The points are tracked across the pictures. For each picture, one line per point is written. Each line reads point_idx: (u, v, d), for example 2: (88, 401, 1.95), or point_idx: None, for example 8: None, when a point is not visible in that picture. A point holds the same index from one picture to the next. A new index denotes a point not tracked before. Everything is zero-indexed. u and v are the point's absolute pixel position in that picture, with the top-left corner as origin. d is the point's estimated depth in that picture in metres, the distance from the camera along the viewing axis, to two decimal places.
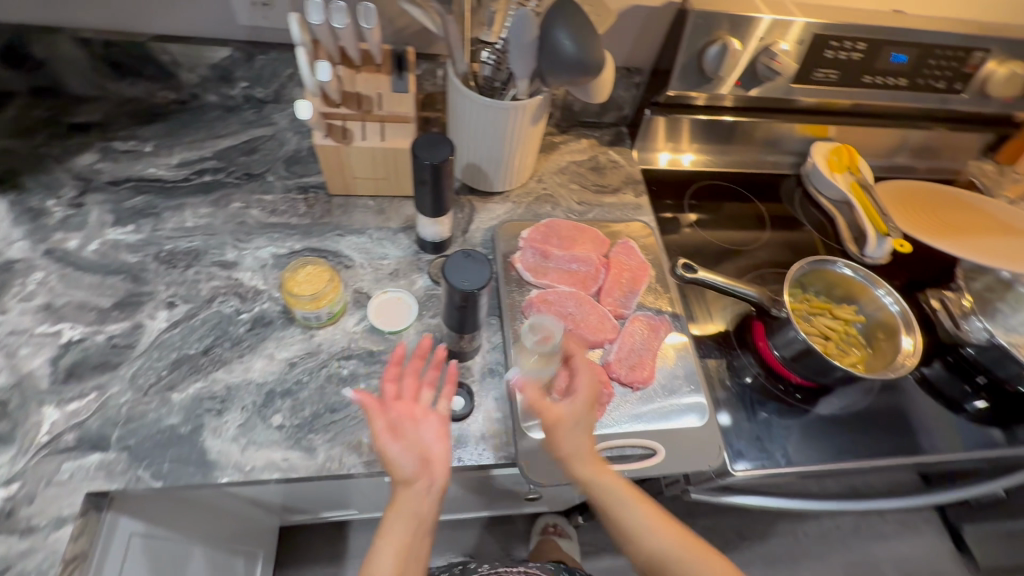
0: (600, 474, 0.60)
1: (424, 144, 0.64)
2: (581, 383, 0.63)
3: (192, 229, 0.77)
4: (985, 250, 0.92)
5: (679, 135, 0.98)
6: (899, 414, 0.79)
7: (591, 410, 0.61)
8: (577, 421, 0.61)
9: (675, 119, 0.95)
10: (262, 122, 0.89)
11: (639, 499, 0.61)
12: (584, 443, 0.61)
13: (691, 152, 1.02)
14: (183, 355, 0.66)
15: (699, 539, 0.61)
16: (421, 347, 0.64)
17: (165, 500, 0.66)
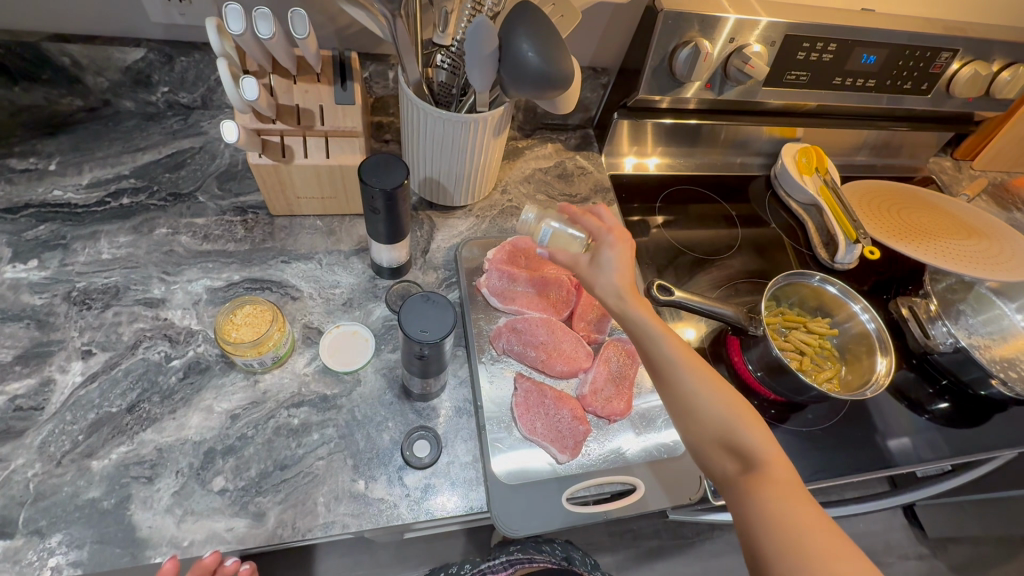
0: (634, 309, 0.54)
1: (373, 168, 0.57)
2: (590, 221, 0.59)
3: (110, 261, 0.68)
4: (953, 254, 0.89)
5: (644, 138, 0.94)
6: (869, 425, 0.79)
7: (613, 237, 0.57)
8: (615, 246, 0.56)
9: (640, 123, 0.91)
10: (189, 132, 0.79)
11: (688, 356, 0.52)
12: (625, 273, 0.55)
13: (656, 155, 0.98)
14: (104, 414, 0.58)
15: (751, 414, 0.51)
16: (201, 565, 0.50)
17: None
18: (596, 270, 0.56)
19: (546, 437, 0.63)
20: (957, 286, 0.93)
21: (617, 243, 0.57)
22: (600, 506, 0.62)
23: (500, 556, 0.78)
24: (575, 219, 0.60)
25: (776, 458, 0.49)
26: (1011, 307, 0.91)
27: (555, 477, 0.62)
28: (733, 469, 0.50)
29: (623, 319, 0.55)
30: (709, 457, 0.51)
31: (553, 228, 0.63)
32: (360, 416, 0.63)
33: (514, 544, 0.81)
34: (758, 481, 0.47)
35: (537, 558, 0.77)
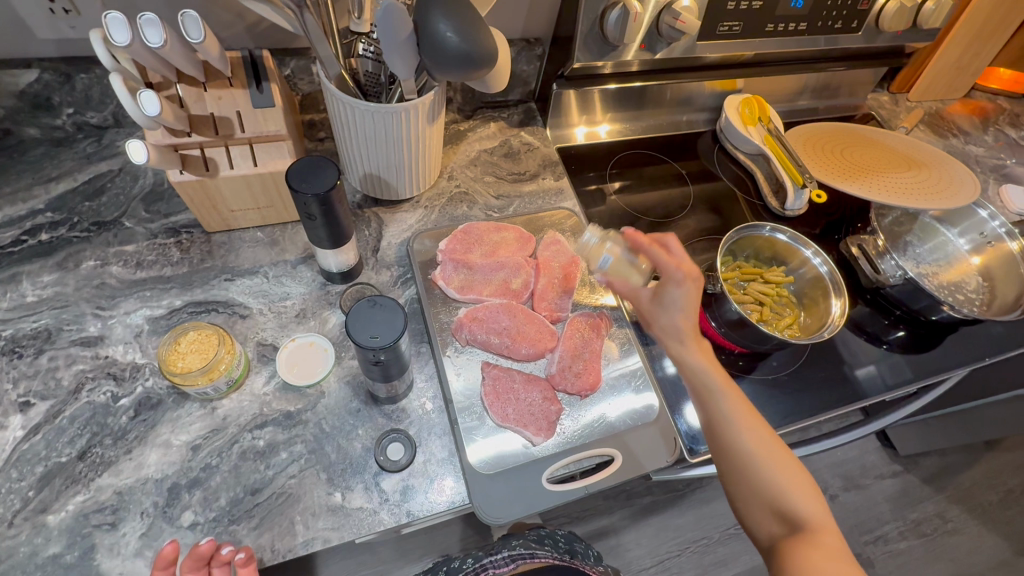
0: (695, 356, 0.54)
1: (302, 173, 0.54)
2: (658, 253, 0.53)
3: (36, 303, 0.63)
4: (897, 188, 0.91)
5: (591, 106, 0.93)
6: (832, 364, 0.82)
7: (682, 274, 0.52)
8: (684, 286, 0.53)
9: (583, 91, 0.89)
10: (105, 154, 0.74)
11: (749, 419, 0.52)
12: (689, 316, 0.54)
13: (606, 122, 0.97)
14: (53, 466, 0.55)
15: (807, 483, 0.51)
16: (197, 552, 0.51)
17: None
18: (660, 309, 0.55)
19: (519, 422, 0.62)
20: (903, 218, 0.96)
21: (686, 281, 0.53)
22: (580, 482, 0.62)
23: (502, 552, 0.79)
24: (640, 249, 0.54)
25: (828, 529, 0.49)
26: (954, 233, 0.94)
27: (532, 460, 0.62)
28: (778, 533, 0.50)
29: (682, 365, 0.55)
30: (755, 519, 0.52)
31: (612, 256, 0.60)
32: (329, 428, 0.61)
33: (517, 539, 0.82)
34: (805, 548, 0.48)
35: (540, 553, 0.79)
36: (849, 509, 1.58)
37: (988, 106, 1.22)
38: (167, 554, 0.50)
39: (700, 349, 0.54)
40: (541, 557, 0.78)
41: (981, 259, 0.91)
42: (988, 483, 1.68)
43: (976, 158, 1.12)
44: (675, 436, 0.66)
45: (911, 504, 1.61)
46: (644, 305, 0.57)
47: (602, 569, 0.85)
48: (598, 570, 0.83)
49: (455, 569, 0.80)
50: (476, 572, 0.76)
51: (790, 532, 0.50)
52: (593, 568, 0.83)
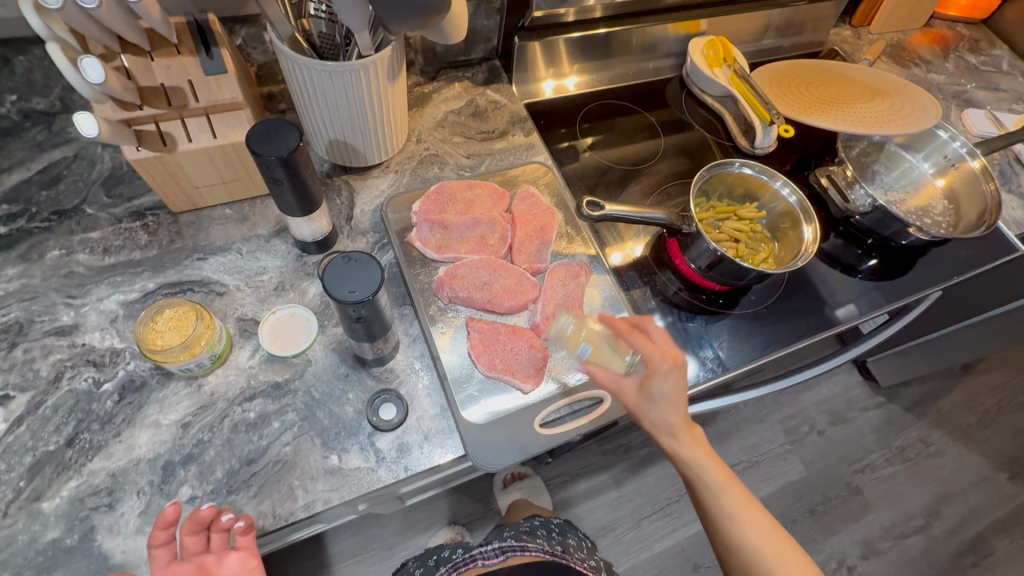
0: (691, 448, 0.56)
1: (263, 137, 0.53)
2: (642, 344, 0.54)
3: (4, 297, 0.62)
4: (863, 117, 0.92)
5: (558, 58, 0.92)
6: (807, 294, 0.84)
7: (671, 367, 0.53)
8: (672, 380, 0.54)
9: (550, 43, 0.89)
10: (56, 140, 0.71)
11: (750, 513, 0.58)
12: (677, 407, 0.55)
13: (574, 75, 0.96)
14: (42, 455, 0.54)
15: (808, 568, 0.57)
16: (198, 517, 0.51)
17: None
18: (647, 401, 0.56)
19: (508, 371, 0.63)
20: (870, 148, 0.97)
21: (673, 372, 0.54)
22: (573, 424, 0.64)
23: (491, 543, 0.78)
24: (623, 336, 0.56)
25: None
26: (919, 158, 0.95)
27: (524, 405, 0.63)
28: None
29: (680, 463, 0.57)
30: None
31: (591, 346, 0.65)
32: (319, 395, 0.61)
33: (509, 530, 0.84)
34: None
35: (531, 546, 0.78)
36: (836, 442, 1.65)
37: (948, 34, 1.23)
38: (170, 517, 0.50)
39: (695, 441, 0.57)
40: (532, 550, 0.77)
41: (946, 181, 0.93)
42: (965, 406, 1.76)
43: (938, 85, 1.13)
44: None
45: (894, 433, 1.68)
46: (634, 394, 0.57)
47: (594, 564, 0.83)
48: (589, 566, 0.82)
49: (445, 558, 0.80)
50: (465, 563, 0.76)
51: None
52: (584, 561, 0.82)
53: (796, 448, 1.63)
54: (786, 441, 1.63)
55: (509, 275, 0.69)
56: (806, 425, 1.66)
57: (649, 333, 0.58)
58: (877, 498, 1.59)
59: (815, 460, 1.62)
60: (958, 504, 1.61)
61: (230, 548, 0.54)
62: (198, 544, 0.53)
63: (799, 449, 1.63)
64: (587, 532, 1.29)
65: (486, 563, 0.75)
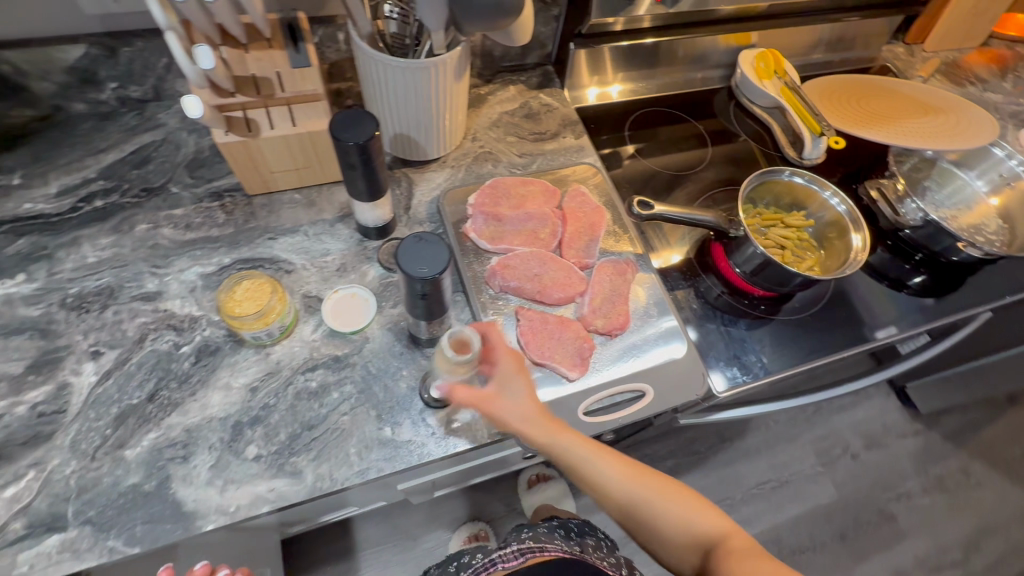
0: (561, 433, 0.59)
1: (344, 123, 0.57)
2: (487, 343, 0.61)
3: (97, 264, 0.67)
4: (918, 132, 0.92)
5: (603, 67, 0.94)
6: (851, 305, 0.84)
7: (512, 360, 0.60)
8: (519, 376, 0.60)
9: (596, 51, 0.91)
10: (148, 126, 0.78)
11: (633, 472, 0.62)
12: (528, 399, 0.59)
13: (618, 83, 0.98)
14: (126, 407, 0.59)
15: (699, 502, 0.62)
16: None
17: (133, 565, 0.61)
18: (501, 402, 0.59)
19: (555, 359, 0.66)
20: (921, 164, 0.96)
21: (515, 365, 0.61)
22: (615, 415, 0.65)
23: (510, 545, 0.75)
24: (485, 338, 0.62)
25: (732, 532, 0.60)
26: (972, 176, 0.94)
27: (567, 393, 0.65)
28: (695, 559, 0.60)
29: (554, 450, 0.59)
30: (674, 556, 0.61)
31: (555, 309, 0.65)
32: (375, 369, 0.65)
33: (527, 529, 0.83)
34: (728, 558, 0.57)
35: (550, 545, 0.76)
36: (871, 467, 1.61)
37: (1007, 54, 1.21)
38: None
39: (562, 426, 0.60)
40: (551, 548, 0.75)
41: (1000, 200, 0.92)
42: (1010, 439, 1.70)
43: (994, 105, 1.12)
44: (703, 372, 0.69)
45: (933, 461, 1.63)
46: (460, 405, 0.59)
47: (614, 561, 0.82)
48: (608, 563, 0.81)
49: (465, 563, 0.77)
50: (486, 567, 0.73)
51: (703, 552, 0.59)
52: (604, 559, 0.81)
53: (828, 470, 1.59)
54: (818, 462, 1.60)
55: (564, 270, 0.72)
56: (840, 447, 1.63)
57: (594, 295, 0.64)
58: (912, 527, 1.54)
59: (848, 483, 1.58)
60: (999, 540, 1.55)
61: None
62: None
63: (831, 471, 1.59)
64: (611, 537, 1.29)
65: (508, 565, 0.73)
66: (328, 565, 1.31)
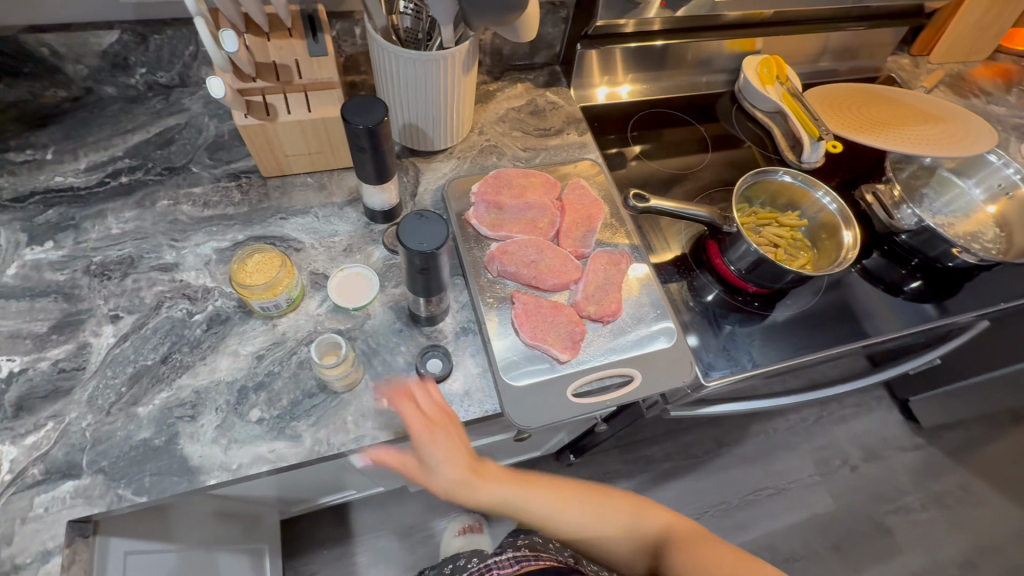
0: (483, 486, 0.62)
1: (355, 108, 0.61)
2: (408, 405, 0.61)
3: (120, 235, 0.71)
4: (917, 139, 0.93)
5: (613, 67, 0.98)
6: (844, 305, 0.86)
7: (427, 426, 0.60)
8: (436, 443, 0.59)
9: (608, 51, 0.95)
10: (173, 110, 0.83)
11: (574, 509, 0.67)
12: (453, 467, 0.60)
13: (628, 83, 1.02)
14: (141, 367, 0.63)
15: (646, 505, 0.70)
16: None
17: (142, 514, 0.70)
18: (428, 471, 0.61)
19: (547, 341, 0.68)
20: (920, 171, 0.98)
21: (438, 429, 0.60)
22: (604, 397, 0.68)
23: (506, 552, 0.71)
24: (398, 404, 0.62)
25: (673, 527, 0.68)
26: (969, 184, 0.96)
27: (558, 375, 0.68)
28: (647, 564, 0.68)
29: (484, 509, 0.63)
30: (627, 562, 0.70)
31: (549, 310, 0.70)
32: (375, 344, 0.68)
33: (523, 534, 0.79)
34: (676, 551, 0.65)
35: (544, 556, 0.71)
36: (871, 479, 1.60)
37: (1013, 68, 1.22)
38: None
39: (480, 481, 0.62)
40: (545, 560, 0.69)
41: (997, 207, 0.93)
42: (1014, 458, 1.68)
43: (997, 117, 1.13)
44: (691, 361, 0.71)
45: (934, 476, 1.62)
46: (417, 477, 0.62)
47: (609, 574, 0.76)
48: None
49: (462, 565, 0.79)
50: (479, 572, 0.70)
51: (653, 552, 0.67)
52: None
53: (826, 480, 1.59)
54: (816, 471, 1.60)
55: (564, 259, 0.75)
56: (839, 458, 1.62)
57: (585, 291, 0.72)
58: (910, 541, 1.53)
59: (846, 494, 1.57)
60: (999, 559, 1.53)
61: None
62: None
63: (829, 481, 1.59)
64: None
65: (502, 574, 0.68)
66: (325, 548, 1.34)
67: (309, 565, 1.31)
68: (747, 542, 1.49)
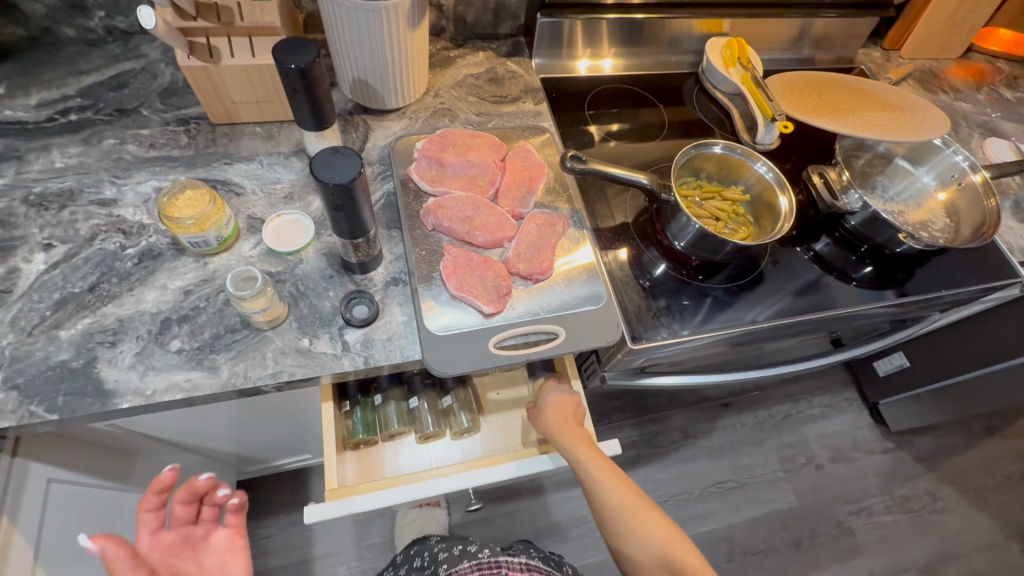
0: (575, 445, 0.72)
1: (286, 50, 0.62)
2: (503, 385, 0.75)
3: (63, 169, 0.73)
4: (872, 124, 0.94)
5: (598, 40, 1.00)
6: (787, 285, 0.86)
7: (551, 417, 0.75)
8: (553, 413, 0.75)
9: (594, 23, 0.97)
10: (130, 55, 0.84)
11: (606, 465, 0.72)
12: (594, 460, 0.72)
13: (610, 57, 1.04)
14: (67, 294, 0.64)
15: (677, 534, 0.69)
16: None
17: (66, 443, 0.71)
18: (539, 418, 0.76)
19: (472, 293, 0.69)
20: (876, 160, 0.98)
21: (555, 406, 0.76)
22: (526, 351, 0.69)
23: (518, 557, 0.77)
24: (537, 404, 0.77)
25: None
26: (922, 172, 0.97)
27: (482, 327, 0.68)
28: None
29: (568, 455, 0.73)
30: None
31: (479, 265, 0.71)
32: (303, 288, 0.69)
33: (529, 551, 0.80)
34: None
35: None
36: (834, 479, 1.60)
37: (986, 68, 1.22)
38: None
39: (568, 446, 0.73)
40: None
41: (947, 194, 0.94)
42: (983, 467, 1.67)
43: (964, 114, 1.13)
44: (618, 321, 0.72)
45: (899, 481, 1.62)
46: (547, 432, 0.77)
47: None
48: None
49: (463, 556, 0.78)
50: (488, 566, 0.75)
51: None
52: None
53: (790, 477, 1.58)
54: (780, 468, 1.59)
55: (500, 216, 0.75)
56: (804, 456, 1.62)
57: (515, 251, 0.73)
58: (870, 542, 1.52)
59: (809, 492, 1.57)
60: (960, 566, 1.52)
61: (216, 524, 0.64)
62: (185, 515, 0.62)
63: (792, 479, 1.58)
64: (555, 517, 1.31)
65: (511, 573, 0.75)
66: (280, 513, 1.35)
67: (263, 529, 1.32)
68: (704, 533, 1.49)
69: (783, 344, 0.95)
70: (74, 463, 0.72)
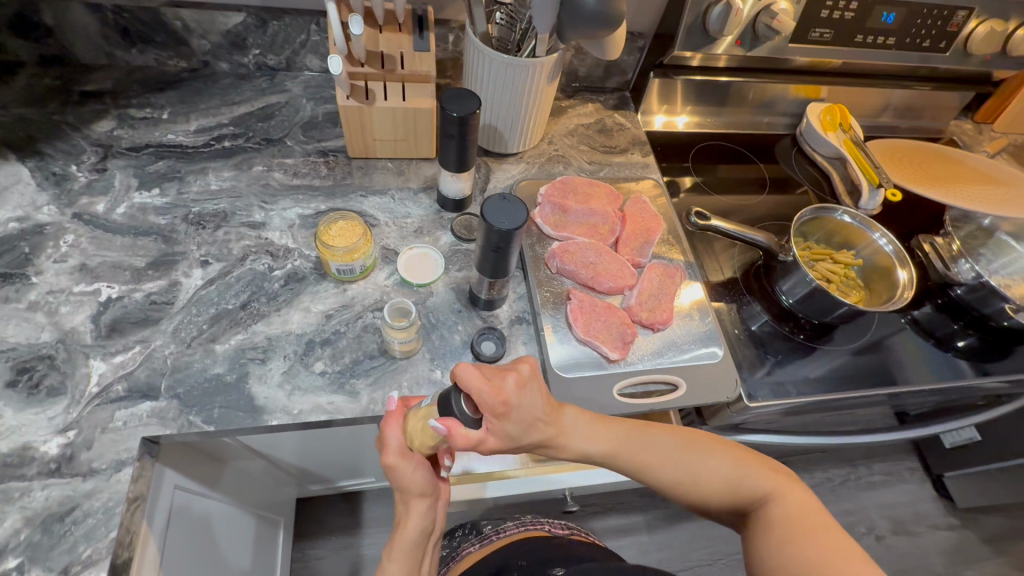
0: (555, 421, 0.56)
1: (452, 97, 0.67)
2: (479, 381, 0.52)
3: (218, 191, 0.78)
4: (974, 197, 0.96)
5: (673, 97, 1.02)
6: (897, 351, 0.85)
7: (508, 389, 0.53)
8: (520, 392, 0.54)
9: (670, 83, 0.99)
10: (276, 90, 0.91)
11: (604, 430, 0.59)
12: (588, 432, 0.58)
13: (685, 114, 1.06)
14: (222, 310, 0.68)
15: (710, 449, 0.60)
16: None
17: (191, 452, 0.73)
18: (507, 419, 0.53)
19: (599, 339, 0.71)
20: (977, 232, 0.98)
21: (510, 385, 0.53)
22: (648, 400, 0.69)
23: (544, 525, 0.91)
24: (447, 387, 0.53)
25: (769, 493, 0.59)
26: None
27: (605, 372, 0.70)
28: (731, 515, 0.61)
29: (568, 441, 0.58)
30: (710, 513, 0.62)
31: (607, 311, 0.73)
32: (433, 321, 0.72)
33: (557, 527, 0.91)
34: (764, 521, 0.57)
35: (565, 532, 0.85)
36: (897, 552, 1.52)
37: None
38: None
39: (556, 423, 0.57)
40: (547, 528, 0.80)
41: None
42: None
43: None
44: (736, 378, 0.73)
45: (966, 561, 1.54)
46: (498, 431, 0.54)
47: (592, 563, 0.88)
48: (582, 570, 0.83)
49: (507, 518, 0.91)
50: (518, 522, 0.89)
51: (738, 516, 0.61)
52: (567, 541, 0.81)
53: None
54: None
55: (622, 265, 0.78)
56: (865, 525, 1.55)
57: (637, 298, 0.75)
58: None
59: None
60: None
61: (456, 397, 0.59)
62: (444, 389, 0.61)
63: None
64: None
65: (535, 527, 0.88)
66: (333, 534, 1.35)
67: (316, 550, 1.32)
68: None
69: (871, 413, 0.94)
70: (193, 471, 0.74)
